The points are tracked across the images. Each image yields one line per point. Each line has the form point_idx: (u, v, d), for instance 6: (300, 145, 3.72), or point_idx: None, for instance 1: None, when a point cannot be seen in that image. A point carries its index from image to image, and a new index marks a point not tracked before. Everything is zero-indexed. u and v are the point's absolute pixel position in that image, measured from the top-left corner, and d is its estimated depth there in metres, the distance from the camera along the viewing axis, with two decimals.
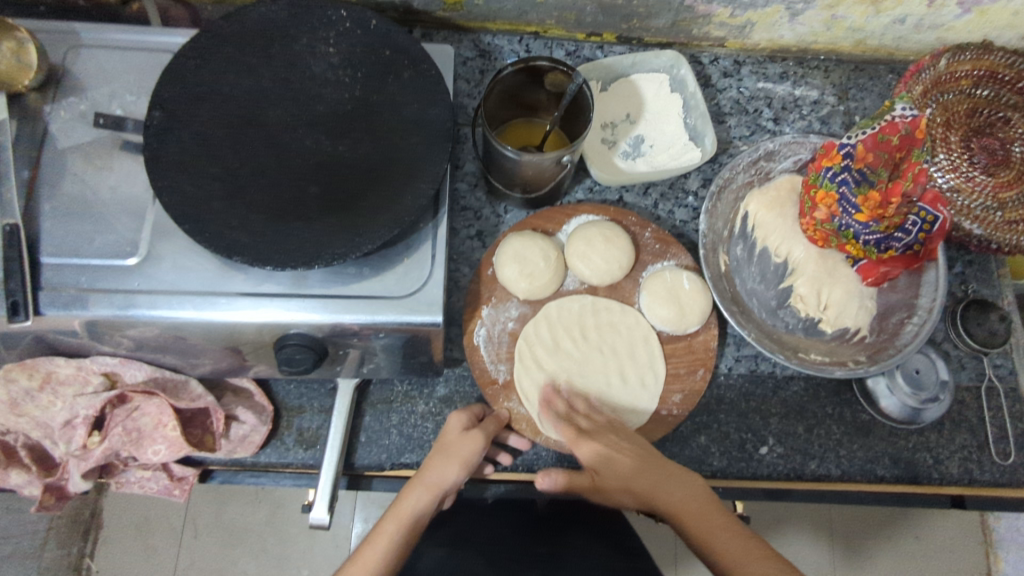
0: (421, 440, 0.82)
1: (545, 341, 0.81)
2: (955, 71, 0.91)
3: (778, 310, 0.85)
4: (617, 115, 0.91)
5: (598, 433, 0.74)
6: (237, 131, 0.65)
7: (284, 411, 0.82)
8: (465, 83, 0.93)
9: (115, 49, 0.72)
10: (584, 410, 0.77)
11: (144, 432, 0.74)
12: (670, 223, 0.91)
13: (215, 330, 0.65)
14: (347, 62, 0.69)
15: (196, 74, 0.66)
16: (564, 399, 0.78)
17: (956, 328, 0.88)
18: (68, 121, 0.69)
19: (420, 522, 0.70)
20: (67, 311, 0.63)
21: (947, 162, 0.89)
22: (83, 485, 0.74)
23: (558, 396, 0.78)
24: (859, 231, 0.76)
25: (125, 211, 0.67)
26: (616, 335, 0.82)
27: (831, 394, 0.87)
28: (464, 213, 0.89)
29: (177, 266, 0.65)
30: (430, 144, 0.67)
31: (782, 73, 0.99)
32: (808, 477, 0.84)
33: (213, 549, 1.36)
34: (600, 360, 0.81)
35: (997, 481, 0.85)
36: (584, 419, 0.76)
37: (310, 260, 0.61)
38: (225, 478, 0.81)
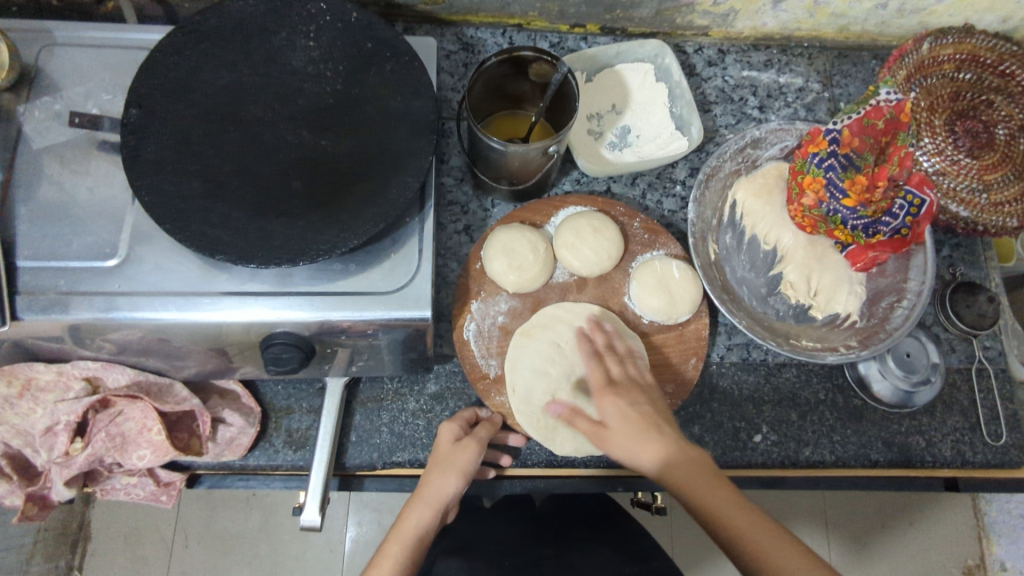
0: (413, 438, 0.81)
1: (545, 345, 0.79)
2: (937, 55, 0.91)
3: (769, 297, 0.85)
4: (603, 106, 0.90)
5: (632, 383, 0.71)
6: (216, 127, 0.64)
7: (272, 412, 0.81)
8: (449, 77, 0.92)
9: (90, 48, 0.71)
10: (622, 352, 0.75)
11: (129, 437, 0.72)
12: (659, 213, 0.91)
13: (199, 331, 0.64)
14: (328, 55, 0.68)
15: (173, 70, 0.65)
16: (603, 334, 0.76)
17: (944, 311, 0.88)
18: (43, 121, 0.67)
19: (424, 540, 0.68)
20: (45, 315, 0.61)
21: (932, 145, 0.90)
22: (66, 494, 0.73)
23: (598, 330, 0.77)
24: (847, 216, 0.76)
25: (104, 212, 0.65)
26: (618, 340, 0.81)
27: (823, 379, 0.87)
28: (451, 207, 0.89)
29: (158, 267, 0.63)
30: (414, 135, 0.66)
31: (767, 60, 0.99)
32: (803, 464, 0.83)
33: (206, 559, 1.34)
34: None
35: (989, 463, 0.85)
36: (619, 361, 0.74)
37: (295, 257, 0.60)
38: (214, 483, 0.79)
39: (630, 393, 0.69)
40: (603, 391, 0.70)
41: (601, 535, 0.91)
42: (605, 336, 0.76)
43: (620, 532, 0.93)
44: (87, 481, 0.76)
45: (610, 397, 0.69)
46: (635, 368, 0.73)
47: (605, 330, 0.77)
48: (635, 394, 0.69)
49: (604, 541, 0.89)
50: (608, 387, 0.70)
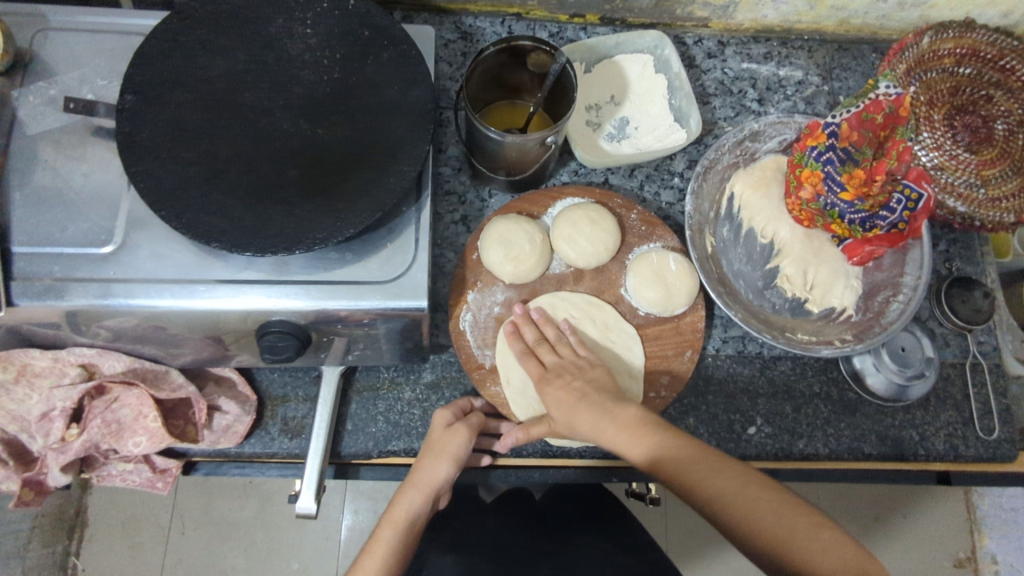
0: (408, 427, 0.81)
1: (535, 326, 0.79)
2: (938, 49, 0.91)
3: (765, 290, 0.85)
4: (602, 97, 0.90)
5: (563, 366, 0.74)
6: (212, 114, 0.63)
7: (268, 400, 0.81)
8: (447, 66, 0.92)
9: (86, 33, 0.70)
10: (554, 339, 0.77)
11: (125, 424, 0.73)
12: (657, 205, 0.91)
13: (196, 319, 0.64)
14: (325, 43, 0.67)
15: (169, 57, 0.64)
16: (535, 326, 0.78)
17: (940, 307, 0.89)
18: (38, 107, 0.67)
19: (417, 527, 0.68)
20: (41, 301, 0.61)
21: (931, 140, 0.89)
22: (62, 479, 0.73)
23: (529, 323, 0.78)
24: (844, 210, 0.76)
25: (100, 199, 0.65)
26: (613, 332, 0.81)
27: (818, 372, 0.87)
28: (448, 197, 0.89)
29: (155, 255, 0.63)
30: (411, 125, 0.66)
31: (767, 53, 0.98)
32: (796, 456, 0.84)
33: (202, 545, 1.35)
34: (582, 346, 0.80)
35: (981, 457, 0.85)
36: (552, 348, 0.76)
37: (290, 245, 0.60)
38: (211, 469, 0.80)
39: (564, 378, 0.73)
40: (541, 382, 0.73)
41: (596, 526, 0.92)
42: (535, 328, 0.78)
43: (614, 523, 0.93)
44: (83, 467, 0.76)
45: (547, 387, 0.72)
46: (567, 350, 0.76)
47: (534, 321, 0.78)
48: (565, 377, 0.73)
49: (598, 532, 0.90)
50: (544, 378, 0.73)
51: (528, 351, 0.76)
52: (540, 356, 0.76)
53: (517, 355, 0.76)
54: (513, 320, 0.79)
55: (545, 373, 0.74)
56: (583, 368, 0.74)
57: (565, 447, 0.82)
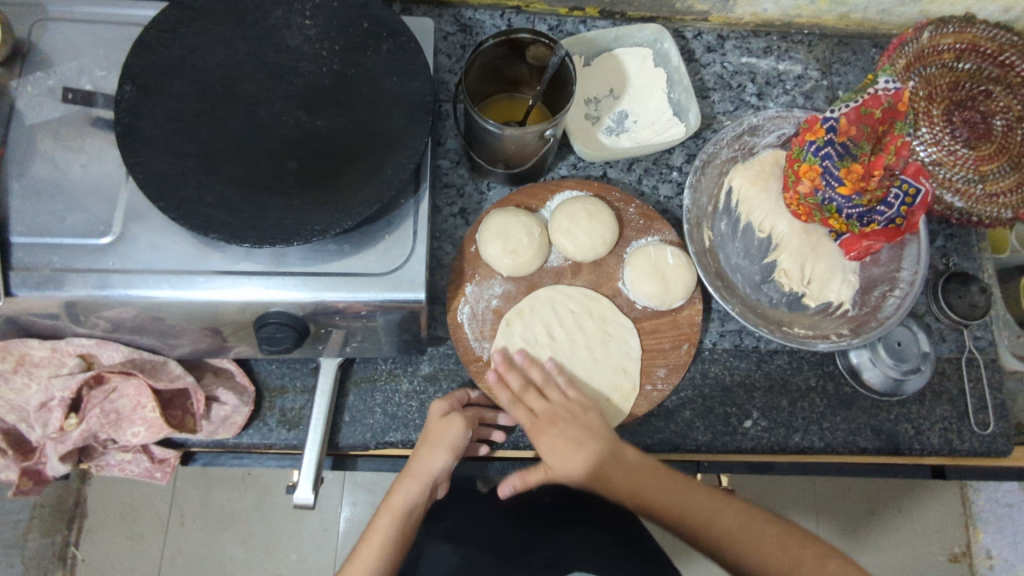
0: (406, 418, 0.81)
1: (531, 336, 0.80)
2: (937, 44, 0.91)
3: (762, 284, 0.86)
4: (601, 90, 0.90)
5: (554, 412, 0.75)
6: (211, 105, 0.63)
7: (266, 391, 0.81)
8: (446, 58, 0.92)
9: (83, 23, 0.70)
10: (541, 381, 0.78)
11: (123, 413, 0.73)
12: (655, 199, 0.91)
13: (195, 310, 0.64)
14: (323, 35, 0.67)
15: (167, 47, 0.64)
16: (518, 372, 0.78)
17: (937, 302, 0.89)
18: (36, 97, 0.67)
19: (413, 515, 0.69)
20: (40, 291, 0.61)
21: (929, 135, 0.89)
22: (60, 468, 0.73)
23: (511, 368, 0.78)
24: (842, 205, 0.76)
25: (98, 189, 0.65)
26: (610, 327, 0.82)
27: (814, 366, 0.87)
28: (447, 190, 0.89)
29: (153, 245, 0.63)
30: (410, 117, 0.66)
31: (766, 47, 0.98)
32: (792, 449, 0.84)
33: (201, 536, 1.36)
34: (580, 347, 0.81)
35: (976, 451, 0.86)
36: (539, 393, 0.77)
37: (289, 236, 0.60)
38: (209, 460, 0.80)
39: (559, 425, 0.74)
40: (536, 433, 0.75)
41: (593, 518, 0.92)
42: (519, 373, 0.78)
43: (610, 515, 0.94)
44: (82, 457, 0.77)
45: (542, 435, 0.74)
46: (556, 392, 0.77)
47: (518, 364, 0.79)
48: (558, 421, 0.74)
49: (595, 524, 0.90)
50: (537, 427, 0.75)
51: (512, 400, 0.77)
52: (529, 403, 0.76)
53: (506, 405, 0.77)
54: (495, 367, 0.78)
55: (537, 421, 0.75)
56: (575, 412, 0.75)
57: None
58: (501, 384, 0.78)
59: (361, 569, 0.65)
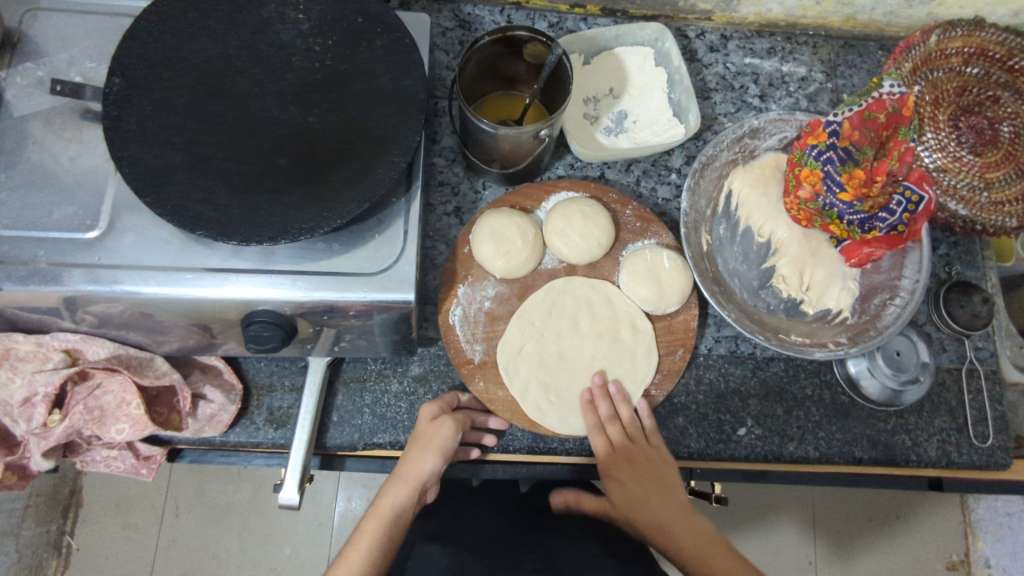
0: (395, 419, 0.81)
1: (537, 332, 0.80)
2: (945, 47, 0.89)
3: (760, 290, 0.84)
4: (600, 89, 0.89)
5: (632, 450, 0.77)
6: (200, 99, 0.62)
7: (254, 389, 0.81)
8: (443, 54, 0.90)
9: (75, 13, 0.69)
10: (614, 415, 0.78)
11: (107, 410, 0.72)
12: (652, 201, 0.89)
13: (182, 307, 0.63)
14: (317, 29, 0.66)
15: (157, 39, 0.63)
16: (609, 400, 0.79)
17: (938, 311, 0.88)
18: (25, 87, 0.66)
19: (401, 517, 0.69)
20: (23, 285, 0.60)
21: (934, 141, 0.87)
22: (45, 464, 0.72)
23: (604, 396, 0.79)
24: (843, 211, 0.74)
25: (86, 183, 0.64)
26: (619, 333, 0.81)
27: (811, 374, 0.86)
28: (441, 188, 0.87)
29: (139, 240, 0.62)
30: (403, 115, 0.65)
31: (770, 48, 0.96)
32: (786, 459, 0.83)
33: (195, 527, 1.36)
34: (594, 351, 0.81)
35: (974, 463, 0.85)
36: (622, 427, 0.77)
37: (277, 234, 0.59)
38: (195, 457, 0.79)
39: (635, 460, 0.77)
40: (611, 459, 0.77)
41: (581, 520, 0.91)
42: (609, 402, 0.78)
43: None
44: (67, 452, 0.76)
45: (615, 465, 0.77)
46: (637, 430, 0.78)
47: (610, 394, 0.79)
48: (634, 459, 0.77)
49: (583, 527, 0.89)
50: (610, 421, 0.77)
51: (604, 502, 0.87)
52: (611, 434, 0.77)
53: (590, 427, 0.78)
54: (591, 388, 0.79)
55: (616, 453, 0.77)
56: (653, 462, 0.78)
57: (553, 444, 0.82)
58: (592, 408, 0.79)
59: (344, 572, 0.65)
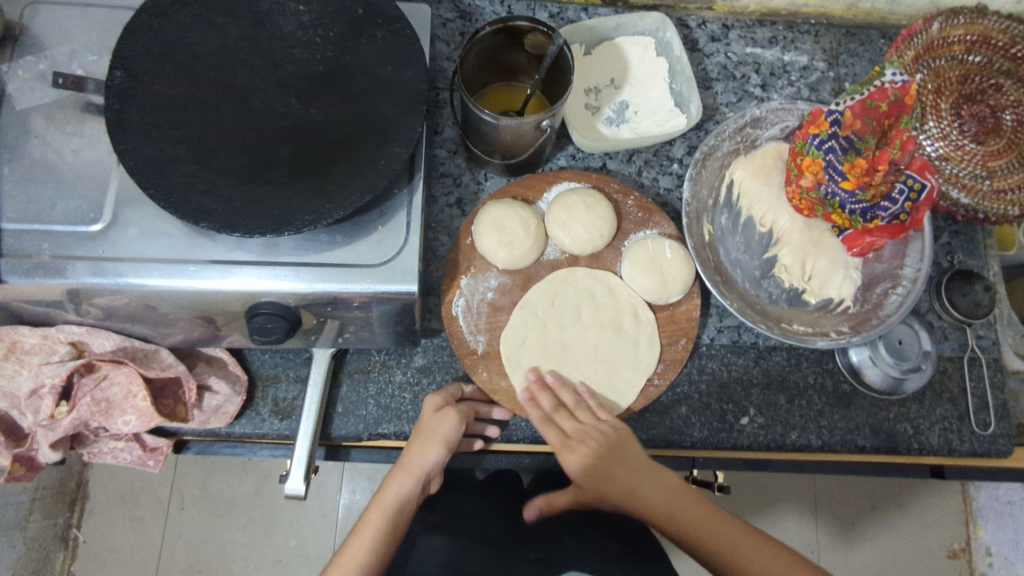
0: (399, 410, 0.81)
1: (540, 322, 0.80)
2: (948, 36, 0.89)
3: (762, 280, 0.84)
4: (602, 79, 0.88)
5: (585, 432, 0.73)
6: (202, 92, 0.62)
7: (259, 380, 0.81)
8: (444, 45, 0.90)
9: (75, 6, 0.69)
10: (572, 403, 0.76)
11: (114, 402, 0.73)
12: (655, 191, 0.90)
13: (186, 299, 0.64)
14: (317, 21, 0.66)
15: (158, 32, 0.63)
16: (550, 392, 0.77)
17: (940, 299, 0.88)
18: (27, 81, 0.66)
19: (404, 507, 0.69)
20: (29, 278, 0.61)
21: (936, 129, 0.87)
22: (52, 456, 0.73)
23: (543, 390, 0.77)
24: (845, 200, 0.74)
25: (89, 176, 0.64)
26: (621, 322, 0.81)
27: (814, 363, 0.86)
28: (443, 179, 0.88)
29: (143, 232, 0.63)
30: (404, 107, 0.65)
31: (771, 37, 0.96)
32: (788, 447, 0.83)
33: (200, 519, 1.37)
34: (594, 340, 0.81)
35: (976, 451, 0.85)
36: (570, 414, 0.75)
37: (280, 227, 0.59)
38: (201, 448, 0.80)
39: (590, 446, 0.72)
40: (565, 451, 0.73)
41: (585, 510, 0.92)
42: (552, 393, 0.77)
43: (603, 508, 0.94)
44: (74, 443, 0.76)
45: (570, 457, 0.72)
46: (587, 414, 0.75)
47: (548, 386, 0.78)
48: (590, 444, 0.72)
49: (586, 516, 0.90)
50: (557, 409, 0.75)
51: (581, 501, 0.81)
52: (561, 423, 0.74)
53: (537, 422, 0.75)
54: (529, 385, 0.78)
55: (567, 442, 0.73)
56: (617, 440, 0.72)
57: None
58: (534, 403, 0.77)
59: (350, 560, 0.65)
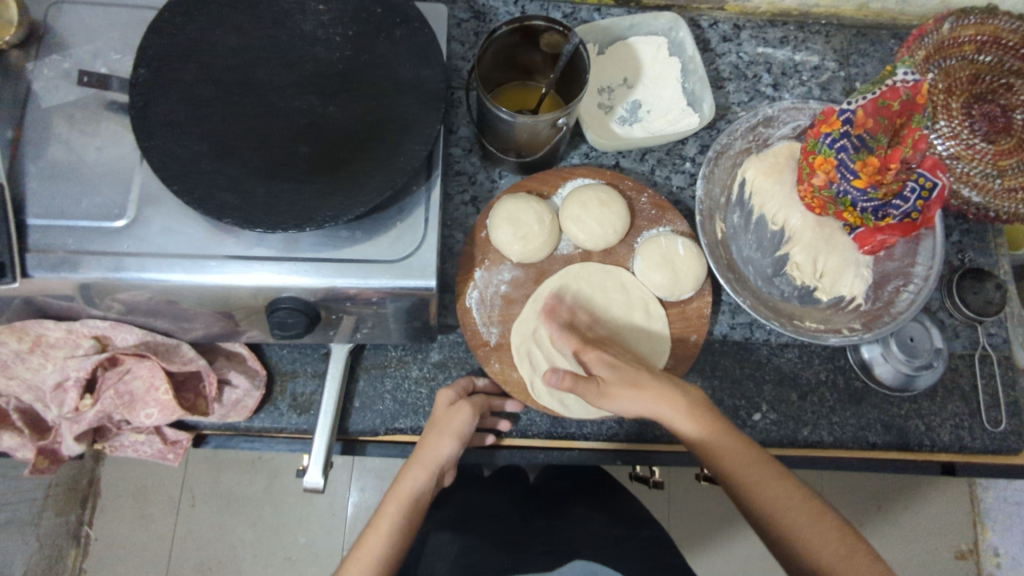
0: (415, 405, 0.82)
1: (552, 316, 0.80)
2: (958, 36, 0.89)
3: (774, 278, 0.85)
4: (615, 79, 0.89)
5: (604, 346, 0.76)
6: (224, 90, 0.63)
7: (277, 375, 0.82)
8: (459, 45, 0.91)
9: (99, 7, 0.70)
10: (587, 324, 0.80)
11: (137, 395, 0.74)
12: (667, 189, 0.90)
13: (208, 293, 0.65)
14: (337, 20, 0.67)
15: (182, 32, 0.65)
16: (568, 312, 0.80)
17: (951, 297, 0.88)
18: (52, 79, 0.67)
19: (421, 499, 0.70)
20: (55, 273, 0.62)
21: (948, 128, 0.88)
22: (75, 448, 0.74)
23: (562, 307, 0.80)
24: (857, 198, 0.75)
25: (113, 173, 0.66)
26: (634, 312, 0.81)
27: (825, 360, 0.87)
28: (458, 177, 0.89)
29: (166, 228, 0.64)
30: (423, 104, 0.66)
31: (782, 37, 0.97)
32: (801, 443, 0.84)
33: (212, 516, 1.38)
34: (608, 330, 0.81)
35: (987, 448, 0.85)
36: (587, 333, 0.79)
37: (301, 222, 0.60)
38: (220, 442, 0.80)
39: (609, 356, 0.73)
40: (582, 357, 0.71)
41: (597, 506, 0.92)
42: (567, 324, 0.78)
43: (614, 505, 0.94)
44: (96, 436, 0.78)
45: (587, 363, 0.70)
46: (601, 334, 0.79)
47: (567, 305, 0.80)
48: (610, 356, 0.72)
49: (598, 512, 0.91)
50: (577, 325, 0.79)
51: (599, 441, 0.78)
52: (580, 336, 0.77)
53: (557, 331, 0.77)
54: (546, 304, 0.80)
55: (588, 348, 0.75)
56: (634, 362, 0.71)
57: (570, 427, 0.83)
58: (552, 316, 0.79)
59: (367, 554, 0.66)
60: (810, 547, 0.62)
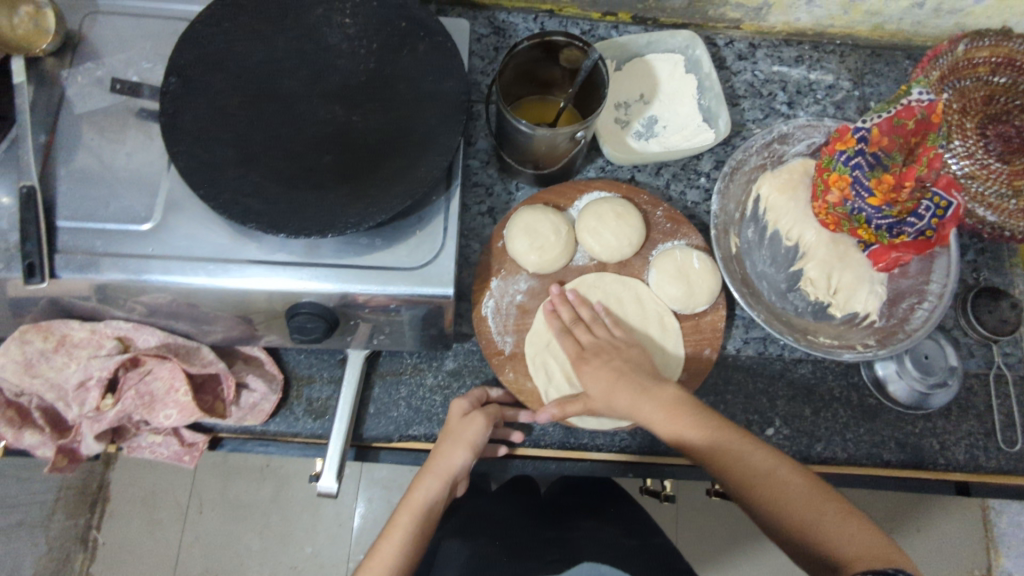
0: (430, 412, 0.83)
1: None
2: (972, 57, 0.90)
3: (788, 293, 0.86)
4: (631, 95, 0.91)
5: (600, 345, 0.76)
6: (251, 99, 0.65)
7: (294, 380, 0.83)
8: (479, 60, 0.93)
9: (132, 17, 0.73)
10: (590, 318, 0.79)
11: (157, 396, 0.75)
12: (682, 204, 0.91)
13: (229, 297, 0.66)
14: (362, 33, 0.69)
15: (212, 42, 0.66)
16: (571, 306, 0.80)
17: (966, 316, 0.88)
18: (85, 86, 0.69)
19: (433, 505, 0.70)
20: (82, 274, 0.63)
21: (962, 148, 0.89)
22: (95, 447, 0.76)
23: (565, 303, 0.80)
24: (872, 215, 0.76)
25: (141, 177, 0.67)
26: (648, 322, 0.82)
27: (839, 376, 0.87)
28: (476, 188, 0.90)
29: (191, 231, 0.65)
30: (444, 116, 0.67)
31: (797, 56, 0.98)
32: (814, 459, 0.84)
33: (220, 523, 1.38)
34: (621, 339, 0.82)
35: (1002, 468, 0.85)
36: (588, 328, 0.78)
37: (323, 229, 0.61)
38: (234, 446, 0.82)
39: (603, 357, 0.74)
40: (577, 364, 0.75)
41: (607, 519, 0.92)
42: (570, 308, 0.79)
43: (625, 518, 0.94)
44: (115, 437, 0.79)
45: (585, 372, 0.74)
46: (602, 330, 0.78)
47: (571, 301, 0.80)
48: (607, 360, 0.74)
49: (609, 524, 0.90)
50: (575, 322, 0.78)
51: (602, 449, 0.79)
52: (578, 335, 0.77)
53: (556, 332, 0.78)
54: (552, 299, 0.81)
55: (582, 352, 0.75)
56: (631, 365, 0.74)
57: (583, 439, 0.83)
58: (555, 314, 0.80)
59: (380, 563, 0.67)
60: (831, 542, 0.62)
